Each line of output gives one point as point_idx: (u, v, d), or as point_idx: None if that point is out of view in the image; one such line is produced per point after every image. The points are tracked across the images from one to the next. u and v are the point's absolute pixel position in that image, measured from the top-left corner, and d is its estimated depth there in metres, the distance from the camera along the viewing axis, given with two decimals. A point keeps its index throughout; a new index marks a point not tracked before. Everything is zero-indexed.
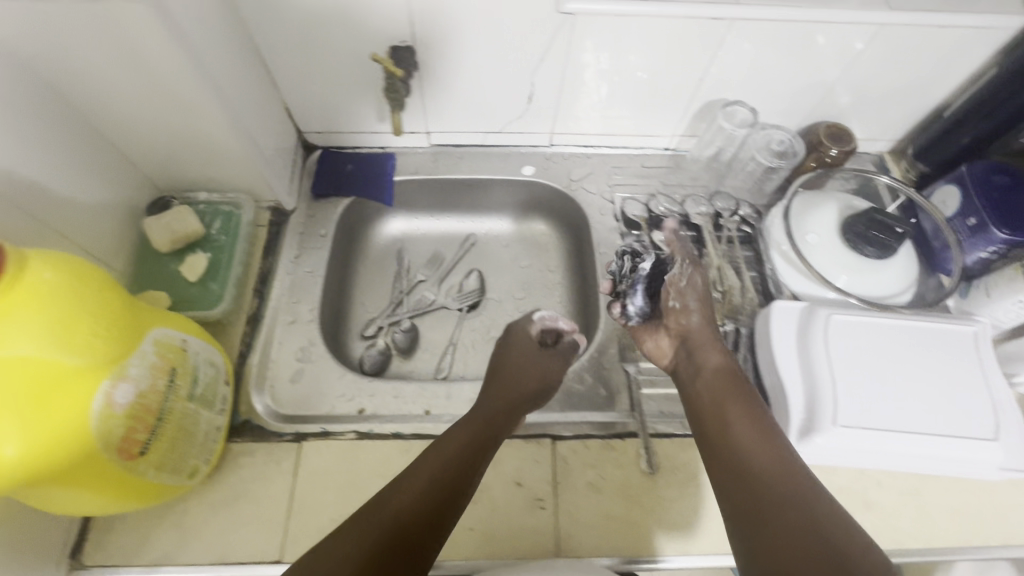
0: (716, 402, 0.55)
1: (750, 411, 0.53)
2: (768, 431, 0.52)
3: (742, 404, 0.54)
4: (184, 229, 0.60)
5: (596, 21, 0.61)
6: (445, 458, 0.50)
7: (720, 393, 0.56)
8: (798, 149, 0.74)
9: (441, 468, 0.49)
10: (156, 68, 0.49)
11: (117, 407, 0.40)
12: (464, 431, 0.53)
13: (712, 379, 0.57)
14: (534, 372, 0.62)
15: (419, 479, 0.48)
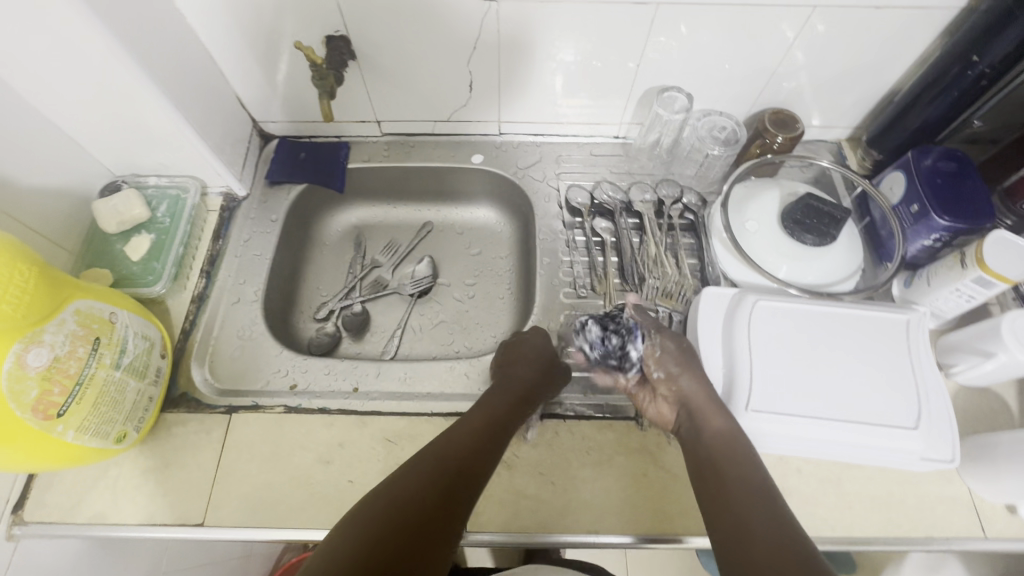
0: (714, 448, 0.53)
1: (745, 463, 0.51)
2: (758, 481, 0.50)
3: (731, 449, 0.52)
4: (129, 212, 0.64)
5: (522, 7, 0.61)
6: (449, 448, 0.52)
7: (715, 437, 0.53)
8: (740, 134, 0.73)
9: (445, 458, 0.51)
10: (85, 56, 0.52)
11: (29, 368, 0.44)
12: (442, 443, 0.52)
13: (698, 411, 0.55)
14: (524, 371, 0.60)
15: (423, 471, 0.49)
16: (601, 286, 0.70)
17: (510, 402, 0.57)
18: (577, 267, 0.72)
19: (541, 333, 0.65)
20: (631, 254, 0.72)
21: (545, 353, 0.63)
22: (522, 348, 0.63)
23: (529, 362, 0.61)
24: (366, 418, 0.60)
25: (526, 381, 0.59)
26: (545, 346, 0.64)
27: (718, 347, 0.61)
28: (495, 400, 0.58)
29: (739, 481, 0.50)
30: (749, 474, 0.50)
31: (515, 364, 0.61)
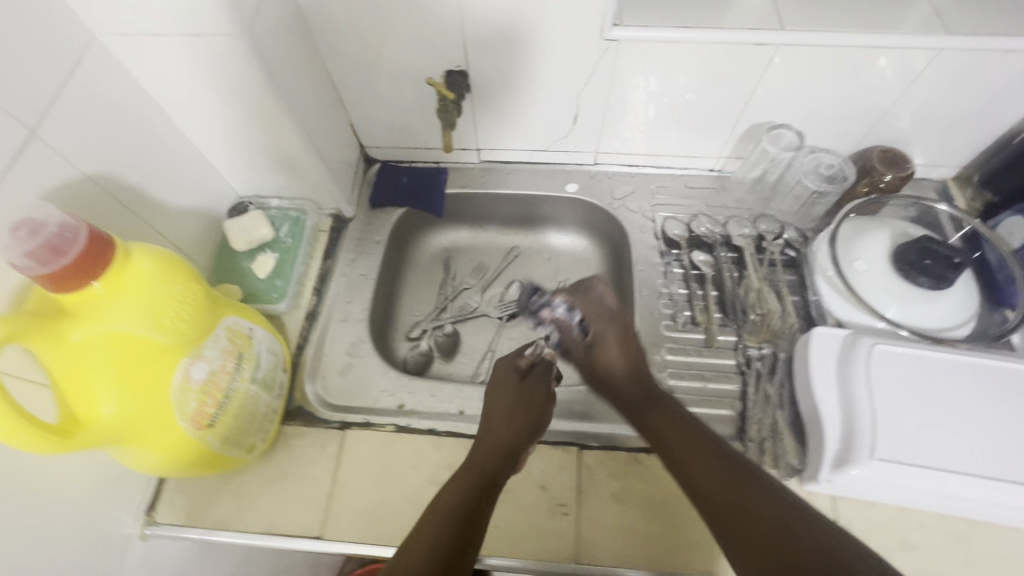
0: (667, 434, 0.54)
1: (692, 437, 0.52)
2: (707, 449, 0.50)
3: (680, 429, 0.54)
4: (257, 231, 0.69)
5: (639, 47, 0.63)
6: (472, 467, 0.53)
7: (657, 418, 0.56)
8: (848, 173, 0.72)
9: (467, 476, 0.52)
10: (242, 90, 0.56)
11: (193, 381, 0.47)
12: (462, 482, 0.51)
13: (638, 404, 0.59)
14: (501, 416, 0.58)
15: (447, 488, 0.51)
16: (701, 319, 0.70)
17: (496, 451, 0.55)
18: (675, 299, 0.72)
19: (502, 385, 0.61)
20: (732, 289, 0.72)
21: (520, 399, 0.59)
22: (506, 394, 0.60)
23: (507, 409, 0.59)
24: (474, 442, 0.61)
25: (511, 432, 0.57)
26: (522, 389, 0.60)
27: (833, 389, 0.60)
28: (484, 450, 0.55)
29: (694, 457, 0.50)
30: (698, 444, 0.51)
31: (494, 413, 0.59)
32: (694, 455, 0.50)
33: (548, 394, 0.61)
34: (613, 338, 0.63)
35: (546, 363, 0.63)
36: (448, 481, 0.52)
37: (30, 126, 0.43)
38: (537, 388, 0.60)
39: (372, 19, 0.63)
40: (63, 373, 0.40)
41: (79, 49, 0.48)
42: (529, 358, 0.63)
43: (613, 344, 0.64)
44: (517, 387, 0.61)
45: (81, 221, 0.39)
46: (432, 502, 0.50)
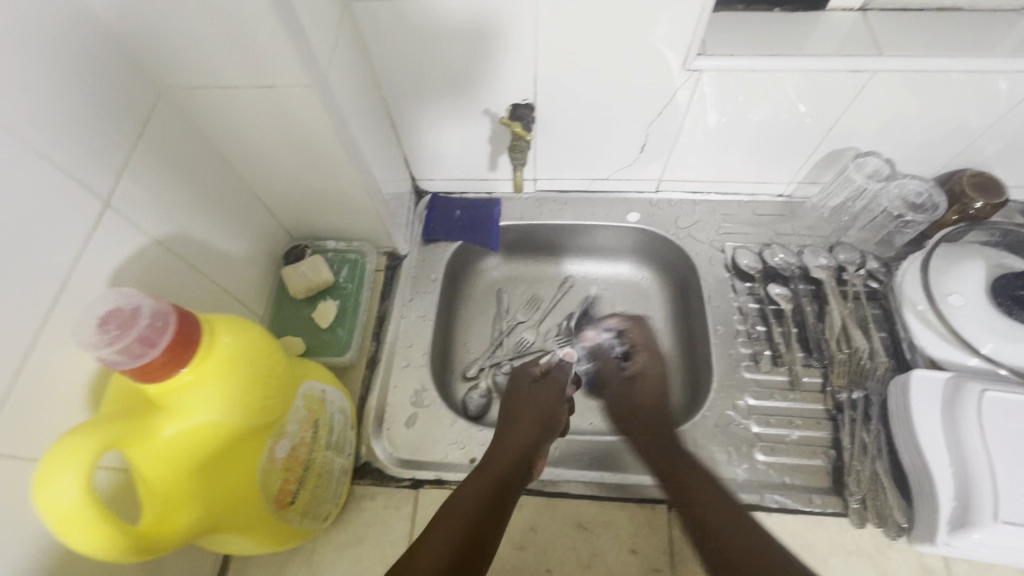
0: (682, 470, 0.57)
1: (713, 486, 0.55)
2: (719, 493, 0.54)
3: (690, 469, 0.56)
4: (318, 278, 0.65)
5: (721, 75, 0.59)
6: (486, 473, 0.55)
7: (665, 453, 0.59)
8: (938, 202, 0.68)
9: (482, 483, 0.54)
10: (309, 137, 0.53)
11: (276, 460, 0.44)
12: (478, 482, 0.54)
13: (660, 447, 0.59)
14: (525, 423, 0.60)
15: (463, 494, 0.53)
16: (784, 358, 0.67)
17: (512, 454, 0.57)
18: (754, 337, 0.69)
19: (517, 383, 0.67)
20: (814, 325, 0.68)
21: (535, 397, 0.64)
22: (521, 398, 0.64)
23: (523, 412, 0.62)
24: (556, 500, 0.58)
25: (528, 435, 0.59)
26: (535, 387, 0.65)
27: (940, 440, 0.56)
28: (501, 452, 0.57)
29: (709, 506, 0.53)
30: (709, 489, 0.55)
31: (512, 416, 0.62)
32: (697, 488, 0.55)
33: (560, 398, 0.65)
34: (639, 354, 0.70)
35: (561, 367, 0.68)
36: (468, 480, 0.55)
37: (104, 196, 0.41)
38: (551, 388, 0.65)
39: (437, 55, 0.60)
40: (156, 477, 0.36)
41: (149, 108, 0.45)
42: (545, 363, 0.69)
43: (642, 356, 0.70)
44: (534, 387, 0.66)
45: (170, 305, 0.36)
46: (451, 500, 0.52)
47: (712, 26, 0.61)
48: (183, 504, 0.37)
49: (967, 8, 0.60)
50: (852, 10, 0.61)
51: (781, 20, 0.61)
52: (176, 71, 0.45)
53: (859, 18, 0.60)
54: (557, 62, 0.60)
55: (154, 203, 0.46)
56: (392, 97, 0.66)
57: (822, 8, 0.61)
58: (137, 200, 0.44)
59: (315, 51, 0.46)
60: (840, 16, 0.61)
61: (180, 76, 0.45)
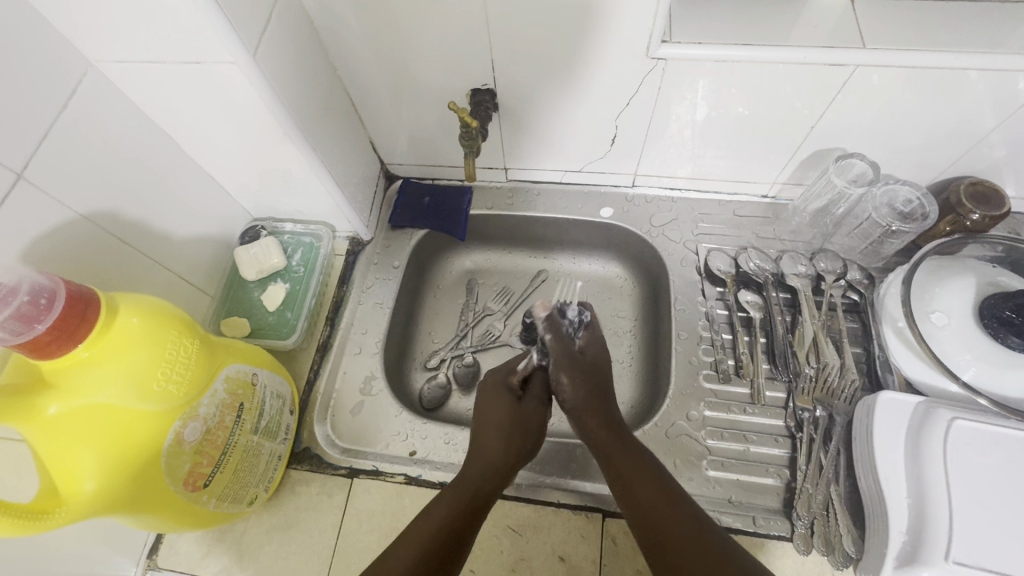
0: (620, 463, 0.52)
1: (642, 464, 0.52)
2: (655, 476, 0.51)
3: (626, 453, 0.53)
4: (268, 261, 0.66)
5: (689, 65, 0.56)
6: (462, 486, 0.51)
7: (603, 438, 0.55)
8: (929, 210, 0.62)
9: (456, 496, 0.50)
10: (248, 116, 0.51)
11: (185, 443, 0.43)
12: (453, 497, 0.50)
13: (607, 447, 0.54)
14: (501, 444, 0.55)
15: (436, 507, 0.49)
16: (746, 369, 0.63)
17: (487, 473, 0.52)
18: (718, 345, 0.66)
19: (495, 399, 0.60)
20: (783, 336, 0.65)
21: (517, 417, 0.58)
22: (499, 416, 0.58)
23: (502, 432, 0.56)
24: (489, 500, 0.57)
25: (503, 454, 0.55)
26: (515, 410, 0.58)
27: (901, 468, 0.52)
28: (474, 467, 0.53)
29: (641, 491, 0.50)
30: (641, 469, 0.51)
31: (485, 434, 0.56)
32: (636, 471, 0.51)
33: (541, 422, 0.59)
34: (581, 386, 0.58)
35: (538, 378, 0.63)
36: (443, 491, 0.51)
37: (17, 168, 0.41)
38: (536, 411, 0.60)
39: (393, 36, 0.58)
40: (43, 451, 0.37)
41: (74, 82, 0.45)
42: (523, 374, 0.63)
43: (566, 371, 0.59)
44: (514, 408, 0.59)
45: (60, 285, 0.37)
46: (425, 510, 0.49)
47: (685, 12, 0.57)
48: (75, 482, 0.37)
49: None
50: None
51: (761, 6, 0.57)
52: (99, 44, 0.44)
53: (848, 6, 0.55)
54: (516, 45, 0.57)
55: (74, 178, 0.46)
56: (353, 79, 0.64)
57: None
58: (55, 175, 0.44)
59: (244, 27, 0.44)
60: (827, 2, 0.56)
61: (107, 50, 0.44)
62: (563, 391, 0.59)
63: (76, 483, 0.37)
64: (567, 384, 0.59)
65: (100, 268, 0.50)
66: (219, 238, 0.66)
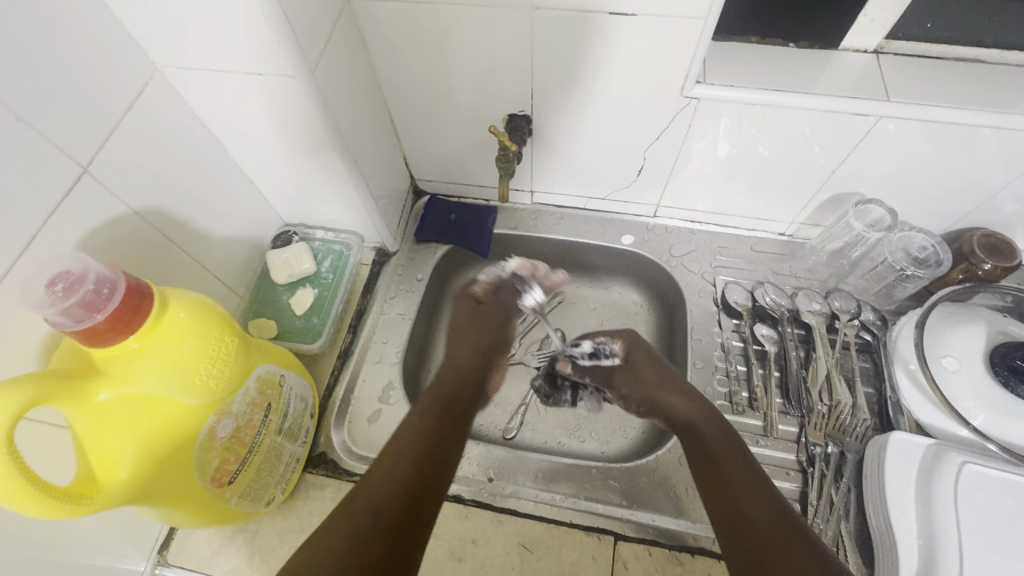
0: (739, 488, 0.48)
1: (751, 482, 0.49)
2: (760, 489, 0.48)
3: (747, 480, 0.49)
4: (299, 266, 0.69)
5: (721, 106, 0.58)
6: (405, 448, 0.50)
7: (719, 447, 0.53)
8: (942, 258, 0.64)
9: (406, 456, 0.49)
10: (298, 127, 0.54)
11: (216, 439, 0.44)
12: (397, 463, 0.49)
13: (709, 433, 0.55)
14: (472, 352, 0.66)
15: (383, 470, 0.48)
16: (760, 402, 0.65)
17: (456, 382, 0.62)
18: (732, 376, 0.67)
19: (462, 308, 0.70)
20: (797, 371, 0.66)
21: (473, 319, 0.69)
22: (465, 325, 0.68)
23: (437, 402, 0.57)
24: (501, 516, 0.58)
25: (474, 362, 0.65)
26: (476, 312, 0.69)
27: (911, 509, 0.53)
28: (450, 378, 0.62)
29: (745, 498, 0.47)
30: (748, 487, 0.48)
31: (461, 345, 0.67)
32: (744, 485, 0.49)
33: (498, 324, 0.69)
34: (645, 382, 0.63)
35: (509, 284, 0.71)
36: (412, 411, 0.56)
37: (83, 162, 0.43)
38: (494, 312, 0.70)
39: (438, 60, 0.60)
40: (85, 436, 0.38)
41: (141, 84, 0.47)
42: (489, 283, 0.71)
43: (624, 383, 0.66)
44: (473, 311, 0.70)
45: (121, 276, 0.39)
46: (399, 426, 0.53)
47: (718, 56, 0.60)
48: (112, 470, 0.38)
49: (988, 62, 0.58)
50: (866, 52, 0.59)
51: (790, 56, 0.60)
52: (170, 51, 0.46)
53: (873, 61, 0.58)
54: (553, 75, 0.60)
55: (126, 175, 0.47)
56: (394, 98, 0.67)
57: (836, 47, 0.60)
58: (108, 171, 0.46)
59: (307, 45, 0.47)
60: (853, 56, 0.59)
61: (175, 56, 0.47)
62: (630, 404, 0.65)
63: (113, 471, 0.38)
64: (626, 393, 0.65)
65: (147, 265, 0.52)
66: (252, 241, 0.68)
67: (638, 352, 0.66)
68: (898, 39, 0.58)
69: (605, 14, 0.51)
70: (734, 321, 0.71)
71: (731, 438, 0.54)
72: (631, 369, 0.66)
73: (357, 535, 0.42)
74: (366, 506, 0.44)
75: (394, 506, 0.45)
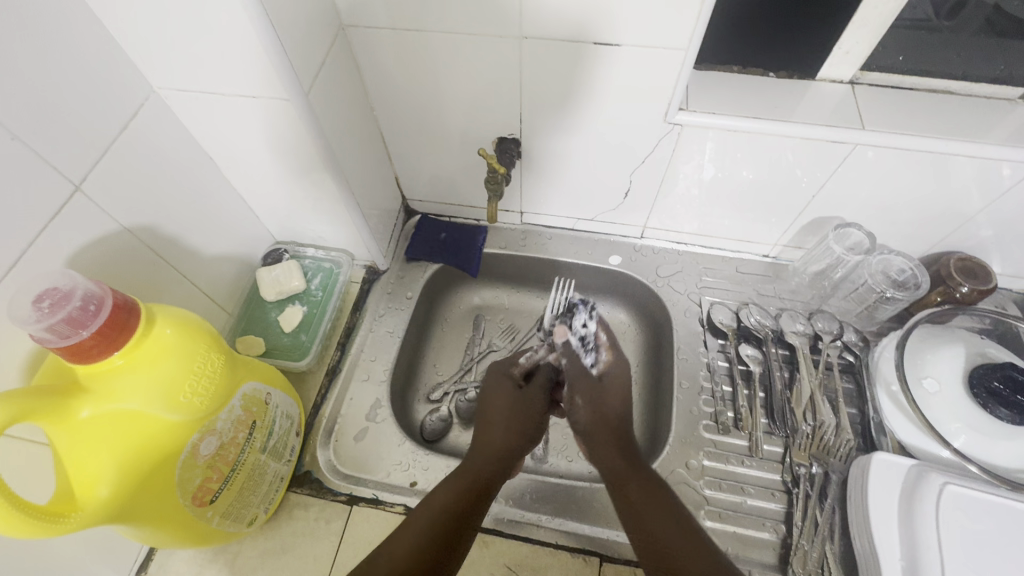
0: (636, 488, 0.52)
1: (666, 505, 0.50)
2: (689, 528, 0.48)
3: (649, 488, 0.52)
4: (288, 283, 0.70)
5: (703, 131, 0.60)
6: (423, 515, 0.48)
7: (639, 492, 0.52)
8: (921, 281, 0.66)
9: (428, 526, 0.47)
10: (290, 147, 0.55)
11: (200, 457, 0.44)
12: (418, 534, 0.46)
13: (596, 432, 0.58)
14: (507, 432, 0.57)
15: (401, 542, 0.46)
16: (745, 422, 0.65)
17: (494, 463, 0.54)
18: (717, 396, 0.68)
19: (501, 389, 0.61)
20: (782, 391, 0.66)
21: (519, 408, 0.59)
22: (512, 406, 0.59)
23: (473, 467, 0.53)
24: (487, 536, 0.57)
25: (511, 439, 0.56)
26: (519, 399, 0.60)
27: (894, 530, 0.53)
28: (484, 455, 0.54)
29: (662, 522, 0.48)
30: (680, 534, 0.47)
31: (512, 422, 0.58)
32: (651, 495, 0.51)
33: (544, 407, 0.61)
34: (586, 386, 0.61)
35: (545, 368, 0.64)
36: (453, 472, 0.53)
37: (75, 179, 0.44)
38: (535, 397, 0.61)
39: (431, 85, 0.62)
40: (66, 454, 0.38)
41: (136, 105, 0.49)
42: (525, 367, 0.64)
43: (580, 390, 0.61)
44: (517, 396, 0.60)
45: (109, 293, 0.39)
46: (426, 500, 0.50)
47: (700, 84, 0.62)
48: (91, 489, 0.38)
49: (958, 93, 0.60)
50: (842, 82, 0.61)
51: (769, 84, 0.62)
52: (167, 73, 0.48)
53: (848, 90, 0.61)
54: (543, 100, 0.61)
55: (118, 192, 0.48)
56: (387, 121, 0.69)
57: (813, 77, 0.62)
58: (99, 189, 0.46)
59: (300, 70, 0.48)
60: (829, 86, 0.61)
61: (172, 79, 0.48)
62: (605, 371, 0.62)
63: (92, 490, 0.38)
64: (579, 404, 0.61)
65: (136, 282, 0.52)
66: (243, 258, 0.69)
67: (615, 382, 0.61)
68: (871, 70, 0.61)
69: (592, 44, 0.53)
70: (720, 341, 0.72)
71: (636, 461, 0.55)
72: (596, 389, 0.61)
73: None
74: None
75: None
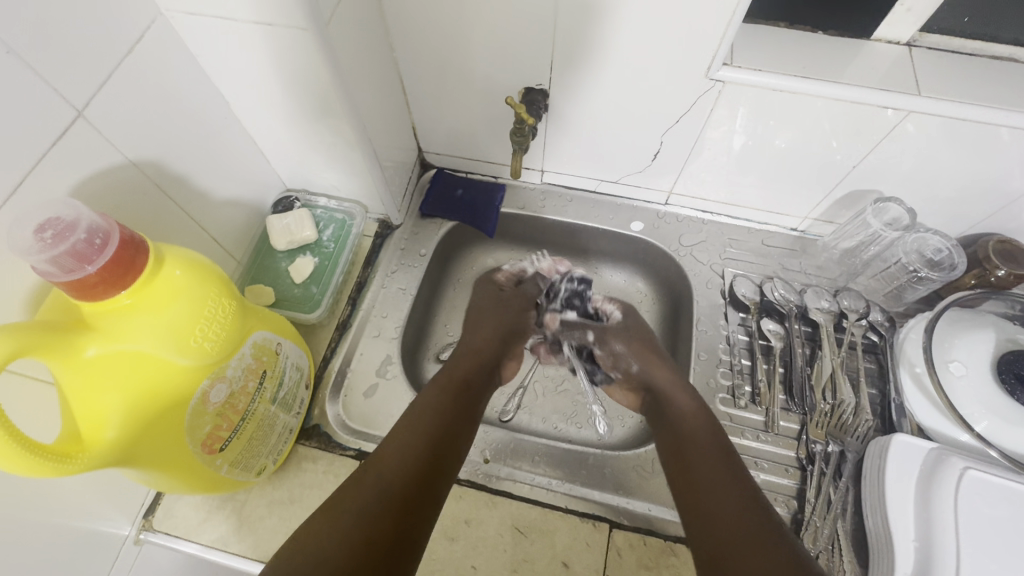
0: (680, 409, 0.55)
1: (705, 429, 0.52)
2: (732, 476, 0.47)
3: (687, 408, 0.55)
4: (300, 233, 0.67)
5: (746, 90, 0.56)
6: (413, 428, 0.49)
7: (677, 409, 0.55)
8: (957, 262, 0.63)
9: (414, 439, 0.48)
10: (307, 85, 0.51)
11: (209, 404, 0.43)
12: (407, 441, 0.48)
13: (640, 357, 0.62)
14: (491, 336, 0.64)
15: (389, 451, 0.47)
16: (763, 396, 0.64)
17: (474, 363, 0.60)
18: (735, 370, 0.66)
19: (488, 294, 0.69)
20: (802, 368, 0.65)
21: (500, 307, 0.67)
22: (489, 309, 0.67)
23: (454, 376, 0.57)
24: (495, 498, 0.57)
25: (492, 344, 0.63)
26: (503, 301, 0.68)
27: (910, 511, 0.52)
28: (467, 361, 0.60)
29: (698, 440, 0.51)
30: (716, 453, 0.49)
31: (480, 329, 0.65)
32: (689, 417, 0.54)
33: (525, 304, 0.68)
34: (636, 351, 0.62)
35: (533, 280, 0.71)
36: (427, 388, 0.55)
37: (77, 105, 0.41)
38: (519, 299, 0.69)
39: (456, 26, 0.58)
40: (72, 393, 0.36)
41: (142, 29, 0.45)
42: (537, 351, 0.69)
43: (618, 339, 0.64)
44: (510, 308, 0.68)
45: (115, 226, 0.36)
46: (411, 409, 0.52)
47: (745, 39, 0.58)
48: (98, 430, 0.37)
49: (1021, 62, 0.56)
50: (897, 43, 0.57)
51: (820, 43, 0.58)
52: None
53: (904, 53, 0.57)
54: (577, 49, 0.57)
55: (122, 123, 0.45)
56: (407, 65, 0.65)
57: (867, 37, 0.58)
58: (102, 119, 0.43)
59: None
60: (884, 47, 0.57)
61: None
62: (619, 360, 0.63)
63: (99, 431, 0.37)
64: (620, 350, 0.63)
65: (142, 222, 0.50)
66: (253, 204, 0.66)
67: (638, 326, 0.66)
68: (930, 33, 0.57)
69: None
70: (741, 315, 0.70)
71: (706, 420, 0.53)
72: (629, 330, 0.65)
73: (352, 517, 0.41)
74: (362, 496, 0.43)
75: (379, 501, 0.42)
